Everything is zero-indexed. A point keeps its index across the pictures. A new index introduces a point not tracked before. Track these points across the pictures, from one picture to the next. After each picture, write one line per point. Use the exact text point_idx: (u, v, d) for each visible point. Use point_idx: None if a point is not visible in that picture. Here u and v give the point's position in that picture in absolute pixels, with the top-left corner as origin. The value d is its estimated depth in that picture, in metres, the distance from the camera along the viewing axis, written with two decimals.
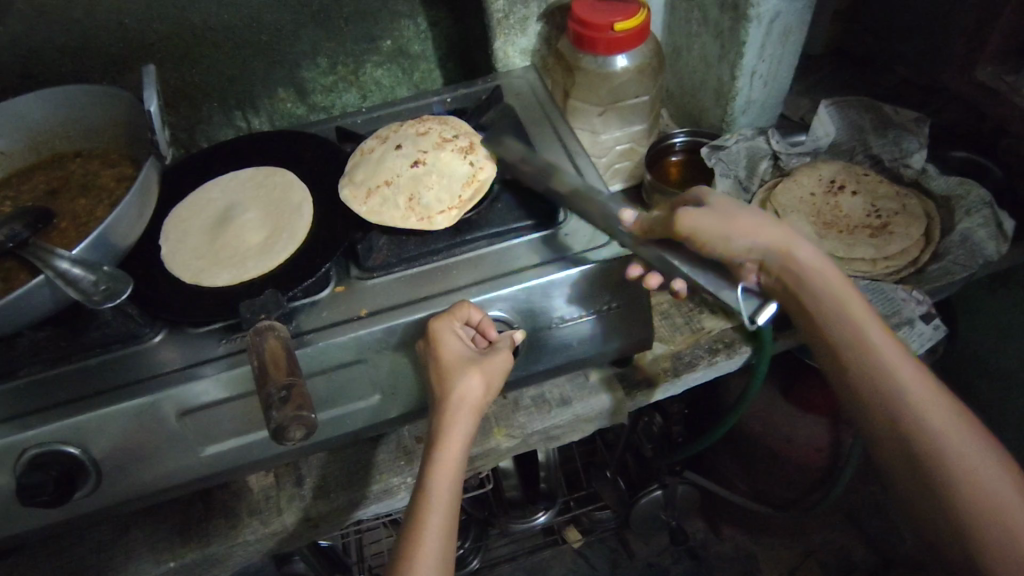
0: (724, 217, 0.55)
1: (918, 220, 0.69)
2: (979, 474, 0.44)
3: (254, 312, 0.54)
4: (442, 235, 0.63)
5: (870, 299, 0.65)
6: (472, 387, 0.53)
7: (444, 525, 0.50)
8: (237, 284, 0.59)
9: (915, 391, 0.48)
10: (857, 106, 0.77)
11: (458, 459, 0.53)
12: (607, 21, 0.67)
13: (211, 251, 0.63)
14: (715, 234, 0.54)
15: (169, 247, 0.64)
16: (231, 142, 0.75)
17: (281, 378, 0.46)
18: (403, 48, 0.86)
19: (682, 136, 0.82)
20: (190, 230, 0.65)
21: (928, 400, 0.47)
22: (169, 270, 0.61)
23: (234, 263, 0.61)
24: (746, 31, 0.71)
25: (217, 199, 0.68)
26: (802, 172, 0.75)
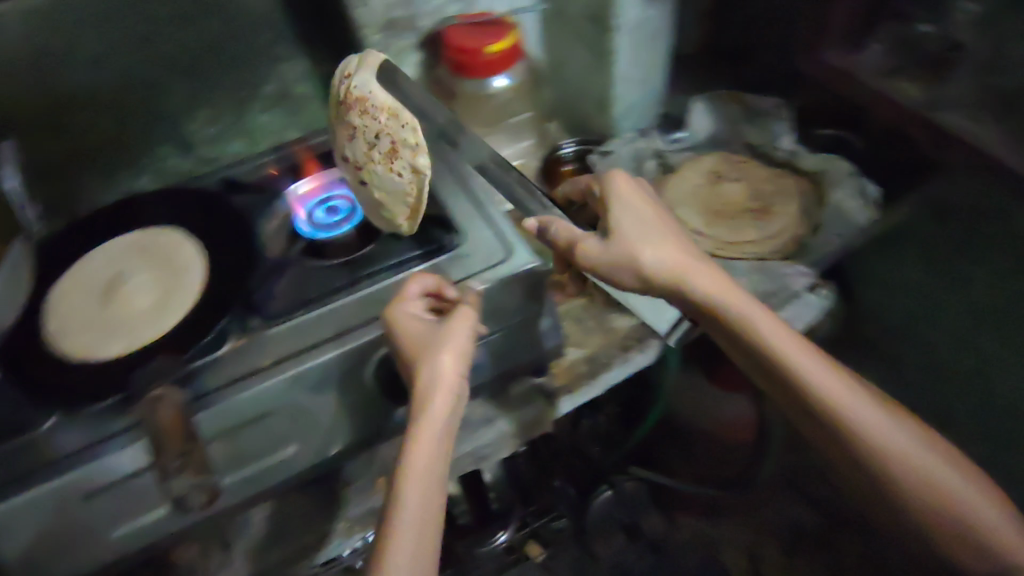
0: (624, 239, 0.59)
1: (794, 199, 0.73)
2: (926, 470, 0.53)
3: (149, 381, 0.55)
4: (339, 274, 0.62)
5: (758, 278, 0.68)
6: (440, 367, 0.54)
7: (415, 518, 0.53)
8: (129, 354, 0.57)
9: (843, 399, 0.54)
10: (724, 98, 0.82)
11: (432, 441, 0.55)
12: (477, 45, 0.69)
13: (100, 323, 0.60)
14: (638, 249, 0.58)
15: (54, 326, 0.61)
16: (114, 206, 0.72)
17: (177, 446, 0.51)
18: (286, 91, 0.85)
19: (570, 146, 0.84)
20: (77, 303, 0.62)
21: (866, 416, 0.54)
22: (54, 349, 0.58)
23: (125, 331, 0.59)
24: (612, 40, 0.74)
25: (102, 269, 0.65)
26: (687, 168, 0.78)
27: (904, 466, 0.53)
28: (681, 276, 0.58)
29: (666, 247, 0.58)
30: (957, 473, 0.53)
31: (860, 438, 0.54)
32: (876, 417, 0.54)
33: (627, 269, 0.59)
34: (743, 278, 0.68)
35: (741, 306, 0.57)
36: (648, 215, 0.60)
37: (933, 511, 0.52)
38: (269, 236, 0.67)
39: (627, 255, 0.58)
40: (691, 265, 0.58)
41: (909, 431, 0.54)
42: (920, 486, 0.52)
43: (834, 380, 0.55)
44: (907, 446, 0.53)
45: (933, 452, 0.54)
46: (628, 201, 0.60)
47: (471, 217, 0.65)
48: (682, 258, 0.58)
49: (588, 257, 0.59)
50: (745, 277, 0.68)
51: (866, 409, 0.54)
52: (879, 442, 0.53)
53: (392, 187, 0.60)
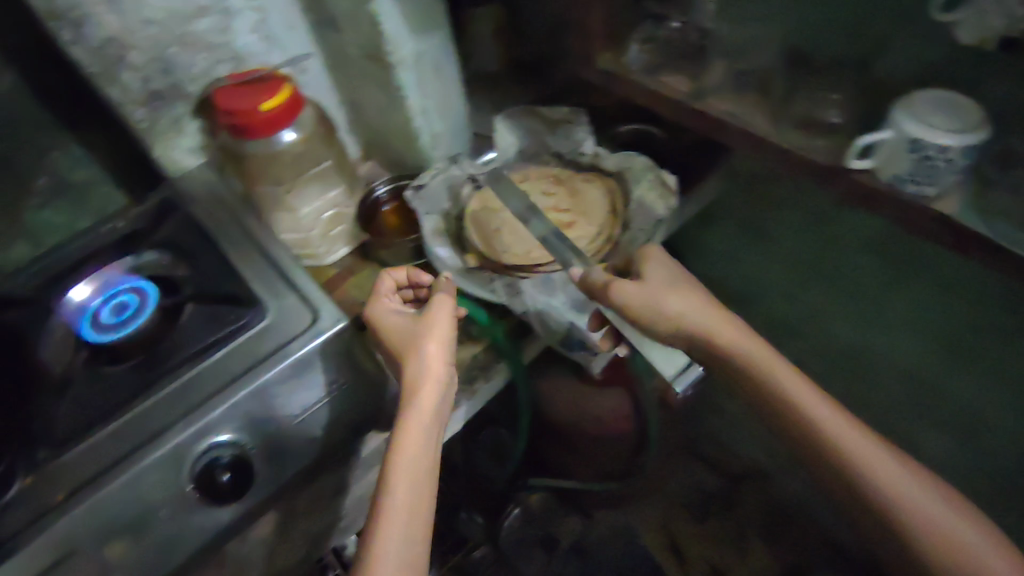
0: (670, 283, 0.65)
1: (602, 201, 0.75)
2: (881, 479, 0.57)
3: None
4: (134, 379, 0.58)
5: (576, 285, 0.68)
6: (427, 353, 0.60)
7: (406, 519, 0.53)
8: None
9: (815, 408, 0.60)
10: (525, 114, 0.82)
11: (420, 436, 0.56)
12: (251, 104, 0.66)
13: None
14: (640, 303, 0.63)
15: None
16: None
17: None
18: (64, 180, 0.78)
19: (383, 187, 0.83)
20: None
21: (832, 421, 0.59)
22: None
23: None
24: (396, 76, 0.73)
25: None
26: (495, 191, 0.78)
27: (863, 471, 0.57)
28: (703, 324, 0.63)
29: (687, 298, 0.64)
30: (915, 485, 0.57)
31: (821, 431, 0.59)
32: (840, 425, 0.59)
33: (662, 314, 0.63)
34: (564, 287, 0.68)
35: (700, 318, 0.63)
36: (676, 280, 0.65)
37: (885, 500, 0.56)
38: (52, 349, 0.60)
39: (657, 297, 0.63)
40: (709, 315, 0.64)
41: (864, 436, 0.58)
42: (878, 491, 0.57)
43: (797, 379, 0.61)
44: (860, 446, 0.58)
45: (899, 464, 0.58)
46: (665, 262, 0.67)
47: (274, 287, 0.63)
48: (702, 310, 0.64)
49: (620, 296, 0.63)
50: (564, 287, 0.68)
51: (831, 418, 0.59)
52: (838, 440, 0.58)
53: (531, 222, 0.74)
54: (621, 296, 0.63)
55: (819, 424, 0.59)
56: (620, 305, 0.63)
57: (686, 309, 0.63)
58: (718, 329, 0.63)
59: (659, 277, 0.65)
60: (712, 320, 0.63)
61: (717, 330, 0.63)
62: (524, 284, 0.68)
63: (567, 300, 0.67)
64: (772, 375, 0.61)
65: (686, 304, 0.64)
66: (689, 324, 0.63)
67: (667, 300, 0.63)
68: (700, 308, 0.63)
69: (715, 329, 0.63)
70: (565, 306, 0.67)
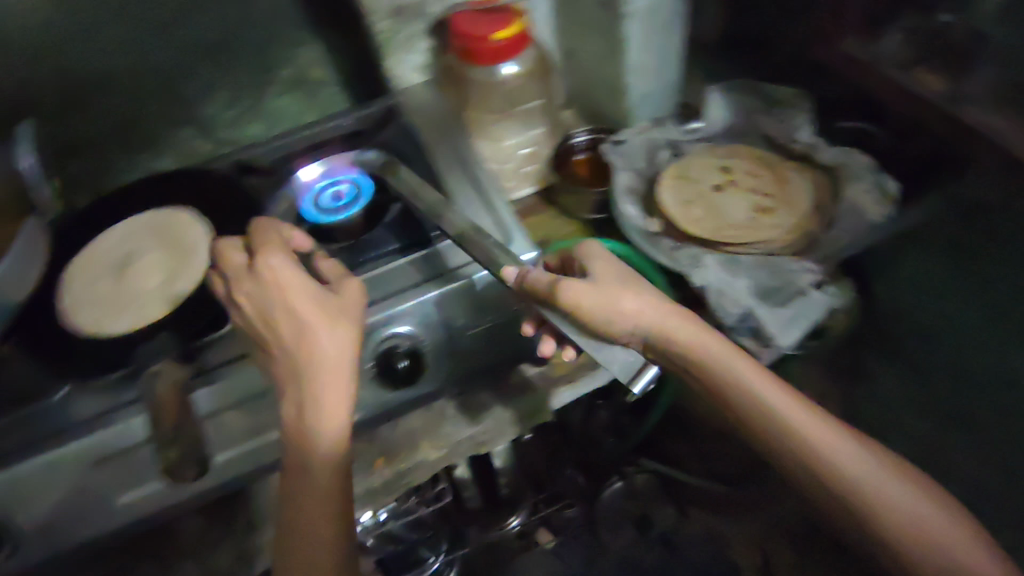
0: (597, 288, 0.56)
1: (808, 194, 0.71)
2: (906, 521, 0.51)
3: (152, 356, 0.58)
4: (340, 258, 0.64)
5: (764, 273, 0.66)
6: (320, 344, 0.51)
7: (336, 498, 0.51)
8: (136, 330, 0.58)
9: (826, 440, 0.53)
10: (744, 89, 0.80)
11: (336, 426, 0.51)
12: (483, 32, 0.69)
13: (112, 300, 0.61)
14: (597, 307, 0.55)
15: (70, 301, 0.62)
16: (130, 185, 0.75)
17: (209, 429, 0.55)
18: (302, 76, 0.86)
19: (582, 135, 0.83)
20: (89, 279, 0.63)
21: (842, 454, 0.53)
22: (67, 326, 0.60)
23: (133, 308, 0.60)
24: (623, 28, 0.73)
25: (116, 247, 0.66)
26: (695, 159, 0.76)
27: (884, 513, 0.51)
28: (660, 328, 0.57)
29: (640, 304, 0.57)
30: (945, 523, 0.51)
31: (799, 438, 0.53)
32: (849, 458, 0.53)
33: (611, 320, 0.56)
34: (749, 272, 0.66)
35: (696, 334, 0.56)
36: (616, 282, 0.58)
37: (868, 506, 0.52)
38: (276, 219, 0.68)
39: (611, 301, 0.56)
40: (692, 324, 0.57)
41: (880, 465, 0.53)
42: (907, 537, 0.50)
43: (798, 404, 0.54)
44: (879, 477, 0.52)
45: (919, 501, 0.52)
46: (613, 261, 0.60)
47: (475, 205, 0.68)
48: (648, 315, 0.57)
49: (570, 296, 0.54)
50: (749, 272, 0.66)
51: (845, 449, 0.53)
52: (841, 466, 0.52)
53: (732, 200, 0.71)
54: (577, 298, 0.55)
55: (798, 430, 0.53)
56: (573, 308, 0.54)
57: (642, 313, 0.57)
58: (708, 343, 0.56)
59: (607, 273, 0.58)
60: (665, 320, 0.57)
61: (696, 346, 0.56)
62: (709, 258, 0.66)
63: (750, 286, 0.65)
64: (740, 380, 0.55)
65: (643, 310, 0.57)
66: (658, 333, 0.57)
67: (621, 301, 0.56)
68: (655, 307, 0.57)
69: (673, 329, 0.57)
70: (747, 291, 0.65)
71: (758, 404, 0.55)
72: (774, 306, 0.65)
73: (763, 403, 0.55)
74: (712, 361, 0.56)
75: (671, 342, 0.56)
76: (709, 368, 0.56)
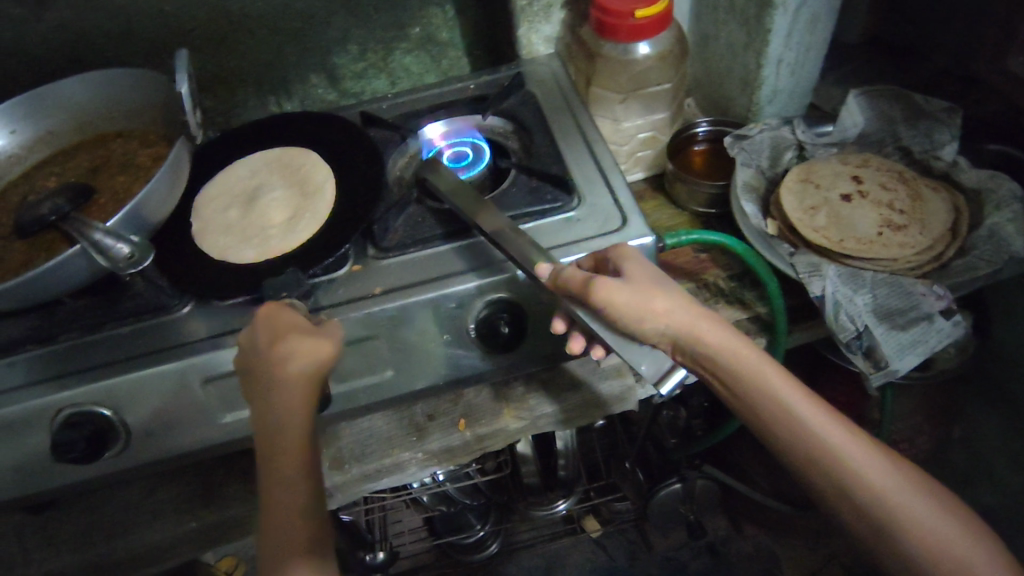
0: (635, 285, 0.52)
1: (946, 216, 0.67)
2: (939, 539, 0.47)
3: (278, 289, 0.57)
4: (454, 218, 0.65)
5: (887, 293, 0.63)
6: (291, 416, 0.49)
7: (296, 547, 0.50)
8: (262, 259, 0.62)
9: (846, 447, 0.50)
10: (888, 96, 0.75)
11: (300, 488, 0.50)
12: (628, 8, 0.67)
13: (239, 228, 0.66)
14: (632, 313, 0.51)
15: (200, 223, 0.67)
16: (260, 123, 0.78)
17: None
18: (431, 36, 0.87)
19: (705, 126, 0.82)
20: (222, 207, 0.69)
21: (862, 463, 0.50)
22: (200, 246, 0.65)
23: (260, 238, 0.64)
24: (770, 18, 0.70)
25: (247, 180, 0.71)
26: (823, 165, 0.73)
27: (914, 529, 0.48)
28: (691, 328, 0.53)
29: (670, 305, 0.52)
30: (976, 546, 0.47)
31: (823, 448, 0.50)
32: (870, 468, 0.50)
33: (642, 320, 0.51)
34: (871, 289, 0.63)
35: (721, 337, 0.53)
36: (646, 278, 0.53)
37: (886, 520, 0.48)
38: (395, 173, 0.71)
39: (648, 303, 0.51)
40: (718, 327, 0.53)
41: (906, 478, 0.49)
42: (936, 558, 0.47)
43: (815, 408, 0.52)
44: (905, 490, 0.49)
45: (949, 519, 0.48)
46: (643, 260, 0.55)
47: (592, 184, 0.66)
48: (683, 318, 0.53)
49: (601, 294, 0.50)
50: (871, 290, 0.63)
51: (867, 460, 0.50)
52: (863, 475, 0.49)
53: (860, 214, 0.68)
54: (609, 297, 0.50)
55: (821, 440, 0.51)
56: (610, 312, 0.51)
57: (673, 313, 0.52)
58: (728, 348, 0.52)
59: (643, 275, 0.53)
60: (701, 327, 0.53)
61: (722, 350, 0.52)
62: (829, 268, 0.64)
63: (869, 303, 0.62)
64: (766, 388, 0.52)
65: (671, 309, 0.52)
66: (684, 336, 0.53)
67: (653, 301, 0.51)
68: (688, 309, 0.53)
69: (700, 338, 0.53)
70: (865, 308, 0.62)
71: (779, 412, 0.52)
72: (893, 329, 0.61)
73: (786, 411, 0.52)
74: (743, 374, 0.52)
75: (705, 341, 0.52)
76: (734, 372, 0.52)
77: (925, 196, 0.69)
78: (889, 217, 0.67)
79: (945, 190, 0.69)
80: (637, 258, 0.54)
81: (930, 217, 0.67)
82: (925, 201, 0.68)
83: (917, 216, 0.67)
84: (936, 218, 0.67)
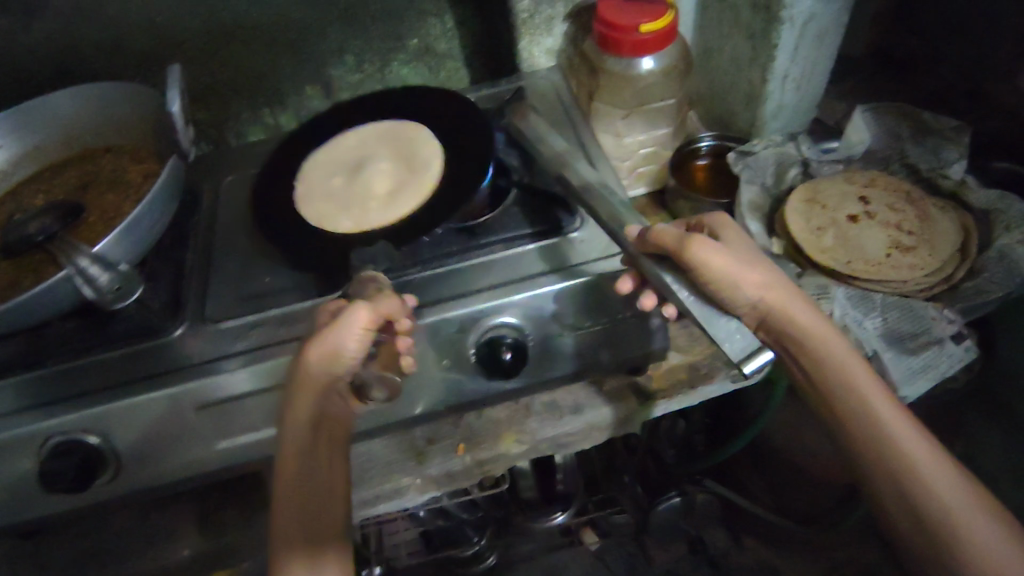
0: (732, 254, 0.53)
1: (955, 237, 0.66)
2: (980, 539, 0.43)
3: (364, 262, 0.61)
4: (456, 239, 0.65)
5: (897, 315, 0.61)
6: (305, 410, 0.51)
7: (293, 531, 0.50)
8: (362, 232, 0.64)
9: (901, 429, 0.47)
10: (895, 113, 0.74)
11: (307, 470, 0.51)
12: (632, 23, 0.66)
13: (340, 198, 0.68)
14: (727, 273, 0.51)
15: (303, 189, 0.70)
16: (386, 96, 0.80)
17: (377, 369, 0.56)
18: (429, 47, 0.85)
19: (708, 140, 0.80)
20: (328, 176, 0.71)
21: (915, 446, 0.47)
22: (301, 212, 0.68)
23: (360, 210, 0.66)
24: (777, 34, 0.69)
25: (355, 152, 0.73)
26: (829, 183, 0.72)
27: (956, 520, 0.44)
28: (779, 300, 0.53)
29: (763, 273, 0.53)
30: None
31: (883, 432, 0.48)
32: (923, 453, 0.47)
33: (734, 285, 0.52)
34: (881, 312, 0.62)
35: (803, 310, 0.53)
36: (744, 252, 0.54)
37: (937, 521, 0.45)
38: None
39: (741, 267, 0.52)
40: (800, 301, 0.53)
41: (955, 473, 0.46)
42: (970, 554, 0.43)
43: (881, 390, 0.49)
44: (952, 484, 0.45)
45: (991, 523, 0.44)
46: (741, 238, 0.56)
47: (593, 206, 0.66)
48: (771, 287, 0.53)
49: (696, 250, 0.51)
50: (881, 312, 0.62)
51: (920, 446, 0.47)
52: (911, 456, 0.46)
53: (867, 234, 0.67)
54: (703, 257, 0.51)
55: (883, 417, 0.48)
56: (698, 269, 0.52)
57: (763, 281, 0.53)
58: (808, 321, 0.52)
59: (743, 250, 0.55)
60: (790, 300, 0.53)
61: (805, 322, 0.52)
62: (838, 290, 0.63)
63: (879, 327, 0.61)
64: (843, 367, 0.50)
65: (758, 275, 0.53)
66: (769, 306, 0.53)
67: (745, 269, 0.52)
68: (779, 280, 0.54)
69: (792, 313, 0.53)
70: (875, 332, 0.61)
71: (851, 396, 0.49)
72: (902, 353, 0.60)
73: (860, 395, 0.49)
74: (824, 348, 0.51)
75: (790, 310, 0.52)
76: (808, 341, 0.52)
77: (934, 216, 0.67)
78: (897, 237, 0.66)
79: (953, 211, 0.68)
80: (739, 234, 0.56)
81: (938, 239, 0.66)
82: (934, 221, 0.67)
83: (926, 238, 0.66)
84: (945, 239, 0.66)
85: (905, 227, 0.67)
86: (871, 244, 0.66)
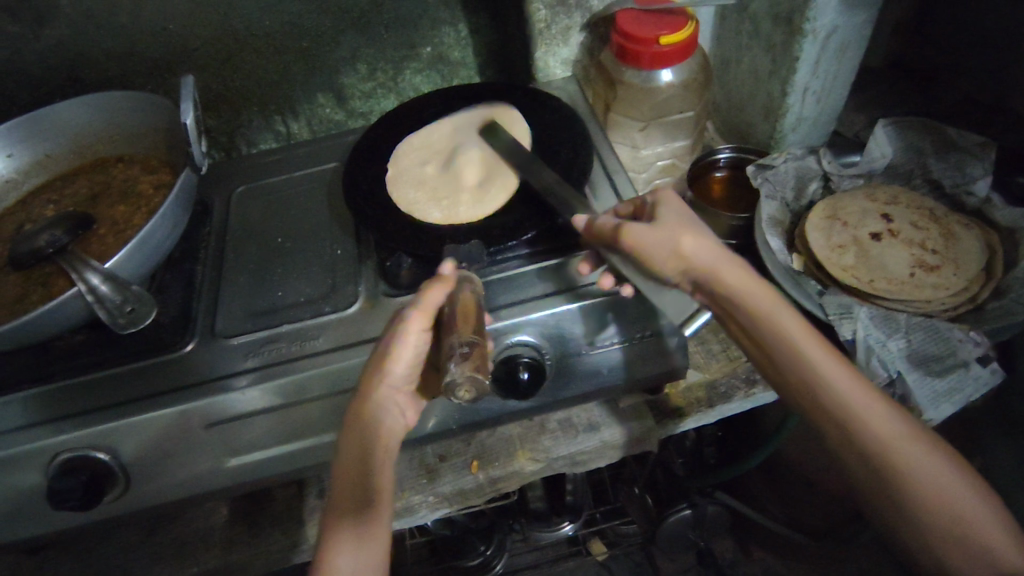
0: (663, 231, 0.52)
1: (980, 255, 0.64)
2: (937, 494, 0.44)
3: (457, 257, 0.58)
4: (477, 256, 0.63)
5: (922, 337, 0.60)
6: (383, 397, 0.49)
7: (354, 537, 0.46)
8: (453, 222, 0.63)
9: (848, 391, 0.47)
10: (919, 127, 0.72)
11: (354, 463, 0.48)
12: (651, 35, 0.65)
13: (432, 187, 0.68)
14: (659, 254, 0.52)
15: (393, 170, 0.70)
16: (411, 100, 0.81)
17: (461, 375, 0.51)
18: (443, 55, 0.84)
19: (726, 152, 0.79)
20: (419, 164, 0.71)
21: (862, 408, 0.47)
22: (389, 193, 0.67)
23: (451, 200, 0.66)
24: (799, 46, 0.67)
25: (446, 140, 0.73)
26: (851, 197, 0.71)
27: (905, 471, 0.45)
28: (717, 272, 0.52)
29: (700, 246, 0.52)
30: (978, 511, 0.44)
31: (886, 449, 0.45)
32: (876, 415, 0.46)
33: (667, 261, 0.52)
34: (905, 333, 0.61)
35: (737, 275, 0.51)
36: (671, 221, 0.53)
37: (933, 517, 0.44)
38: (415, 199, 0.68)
39: (670, 244, 0.52)
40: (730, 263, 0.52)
41: (897, 419, 0.46)
42: (927, 505, 0.44)
43: (829, 356, 0.48)
44: (892, 430, 0.46)
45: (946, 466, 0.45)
46: (675, 205, 0.55)
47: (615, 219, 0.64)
48: (708, 255, 0.52)
49: (629, 237, 0.52)
50: (906, 333, 0.60)
51: (870, 405, 0.47)
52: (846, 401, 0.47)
53: (893, 253, 0.66)
54: (637, 241, 0.52)
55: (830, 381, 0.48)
56: (637, 253, 0.52)
57: (700, 250, 0.52)
58: (738, 282, 0.51)
59: (673, 218, 0.54)
60: (725, 267, 0.51)
61: (739, 285, 0.51)
62: (861, 311, 0.61)
63: (903, 349, 0.60)
64: (818, 369, 0.48)
65: (691, 242, 0.52)
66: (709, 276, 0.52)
67: (683, 241, 0.52)
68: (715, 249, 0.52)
69: (735, 288, 0.51)
70: (898, 353, 0.59)
71: (832, 405, 0.47)
72: (927, 375, 0.59)
73: (837, 398, 0.47)
74: (751, 305, 0.51)
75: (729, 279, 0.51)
76: (745, 305, 0.51)
77: (957, 235, 0.66)
78: (921, 255, 0.65)
79: (978, 230, 0.66)
80: (676, 205, 0.55)
81: (963, 258, 0.64)
82: (959, 239, 0.66)
83: (950, 257, 0.65)
84: (971, 258, 0.64)
85: (930, 245, 0.66)
86: (896, 263, 0.65)
